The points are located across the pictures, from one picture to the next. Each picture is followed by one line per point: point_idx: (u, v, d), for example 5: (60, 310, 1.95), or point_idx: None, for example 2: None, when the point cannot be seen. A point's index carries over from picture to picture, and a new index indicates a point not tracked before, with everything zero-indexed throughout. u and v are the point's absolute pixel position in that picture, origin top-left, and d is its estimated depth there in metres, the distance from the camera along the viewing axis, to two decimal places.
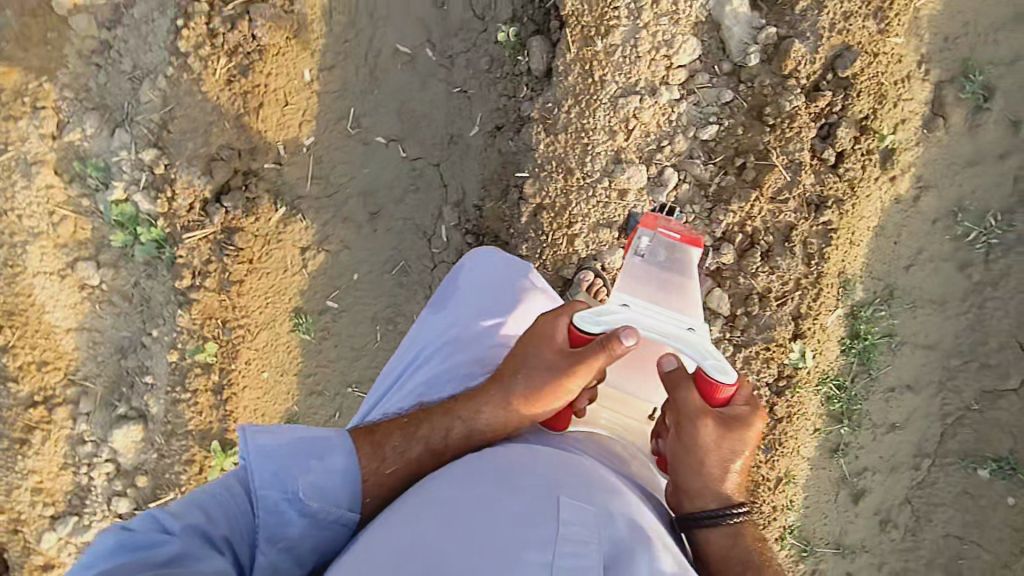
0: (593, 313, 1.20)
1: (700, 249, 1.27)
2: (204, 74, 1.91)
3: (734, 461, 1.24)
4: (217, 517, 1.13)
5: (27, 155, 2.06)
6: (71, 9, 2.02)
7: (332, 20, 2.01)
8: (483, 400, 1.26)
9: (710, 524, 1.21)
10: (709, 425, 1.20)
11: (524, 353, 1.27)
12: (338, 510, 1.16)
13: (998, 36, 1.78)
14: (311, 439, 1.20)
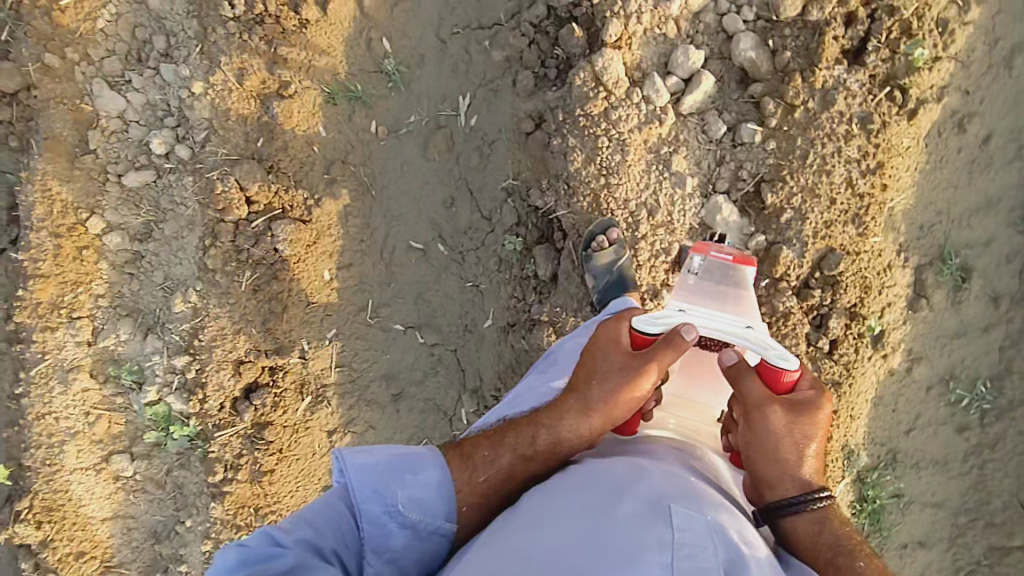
0: (652, 317, 1.39)
1: (753, 266, 1.46)
2: (229, 286, 2.04)
3: (808, 444, 1.35)
4: (325, 531, 1.31)
5: (64, 362, 2.17)
6: (105, 227, 2.14)
7: (349, 223, 2.13)
8: (563, 410, 1.46)
9: (790, 512, 1.33)
10: (777, 411, 1.32)
11: (597, 359, 1.46)
12: (436, 521, 1.37)
13: (971, 221, 1.93)
14: (404, 458, 1.40)
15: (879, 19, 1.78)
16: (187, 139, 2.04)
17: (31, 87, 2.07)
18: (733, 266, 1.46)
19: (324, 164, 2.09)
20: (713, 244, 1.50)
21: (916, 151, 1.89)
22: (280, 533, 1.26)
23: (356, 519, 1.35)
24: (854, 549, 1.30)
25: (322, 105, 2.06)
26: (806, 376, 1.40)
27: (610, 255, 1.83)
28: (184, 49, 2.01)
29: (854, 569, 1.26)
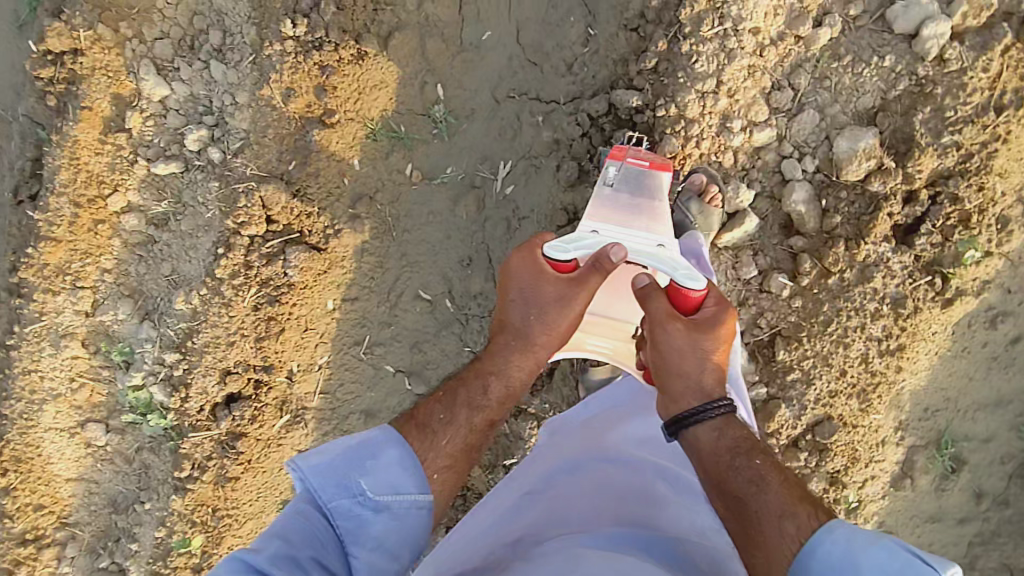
0: (566, 243, 1.52)
1: (666, 170, 1.66)
2: (233, 300, 2.03)
3: (710, 356, 1.49)
4: (296, 540, 1.22)
5: (58, 327, 2.19)
6: (123, 207, 2.12)
7: (362, 259, 2.10)
8: (507, 352, 1.56)
9: (693, 420, 1.46)
10: (676, 326, 1.47)
11: (528, 297, 1.54)
12: (409, 496, 1.35)
13: (976, 415, 1.93)
14: (358, 444, 1.35)
15: (940, 203, 1.71)
16: (222, 143, 2.00)
17: (77, 52, 2.01)
18: (649, 171, 1.66)
19: (351, 198, 2.05)
20: (629, 151, 1.71)
21: (941, 336, 1.85)
22: (252, 555, 1.16)
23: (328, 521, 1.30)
24: (754, 449, 1.44)
25: (361, 138, 2.00)
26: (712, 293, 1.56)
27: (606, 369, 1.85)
28: (238, 52, 1.95)
29: (751, 469, 1.39)
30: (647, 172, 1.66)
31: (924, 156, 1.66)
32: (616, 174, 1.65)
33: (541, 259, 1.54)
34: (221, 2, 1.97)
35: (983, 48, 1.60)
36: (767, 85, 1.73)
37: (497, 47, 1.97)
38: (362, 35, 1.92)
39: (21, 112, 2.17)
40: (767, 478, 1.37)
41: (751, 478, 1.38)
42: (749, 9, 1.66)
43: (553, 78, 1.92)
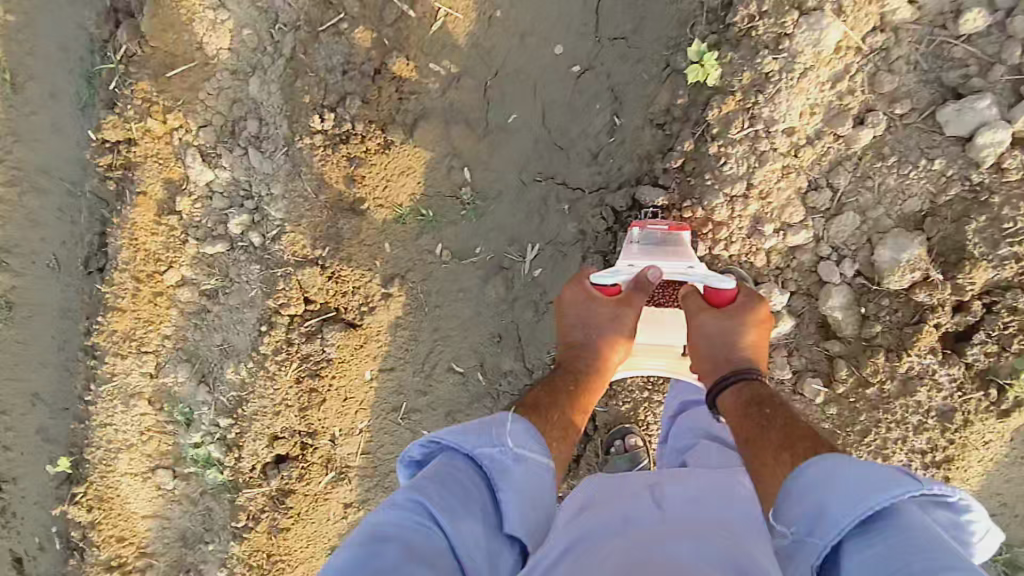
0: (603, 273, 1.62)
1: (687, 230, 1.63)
2: (275, 373, 2.14)
3: (743, 335, 1.52)
4: (449, 484, 1.11)
5: (128, 387, 2.38)
6: (179, 280, 2.27)
7: (396, 333, 2.13)
8: (586, 354, 1.57)
9: (719, 388, 1.49)
10: (705, 316, 1.54)
11: (585, 312, 1.59)
12: (539, 457, 1.25)
13: None
14: (485, 418, 1.27)
15: (996, 312, 1.55)
16: (260, 228, 2.13)
17: (132, 141, 2.18)
18: (671, 233, 1.63)
19: (382, 281, 2.08)
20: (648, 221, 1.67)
21: (997, 445, 1.68)
22: (422, 497, 1.07)
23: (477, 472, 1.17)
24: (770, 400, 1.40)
25: (389, 223, 2.05)
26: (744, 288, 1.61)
27: (626, 460, 1.91)
28: (272, 143, 2.07)
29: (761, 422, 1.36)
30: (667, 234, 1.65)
31: (977, 269, 1.51)
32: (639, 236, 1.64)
33: (589, 286, 1.62)
34: (257, 95, 2.08)
35: None
36: (803, 185, 1.63)
37: (522, 129, 1.96)
38: (388, 124, 1.96)
39: (90, 190, 2.36)
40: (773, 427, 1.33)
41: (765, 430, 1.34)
42: (782, 111, 1.57)
43: (580, 164, 1.91)
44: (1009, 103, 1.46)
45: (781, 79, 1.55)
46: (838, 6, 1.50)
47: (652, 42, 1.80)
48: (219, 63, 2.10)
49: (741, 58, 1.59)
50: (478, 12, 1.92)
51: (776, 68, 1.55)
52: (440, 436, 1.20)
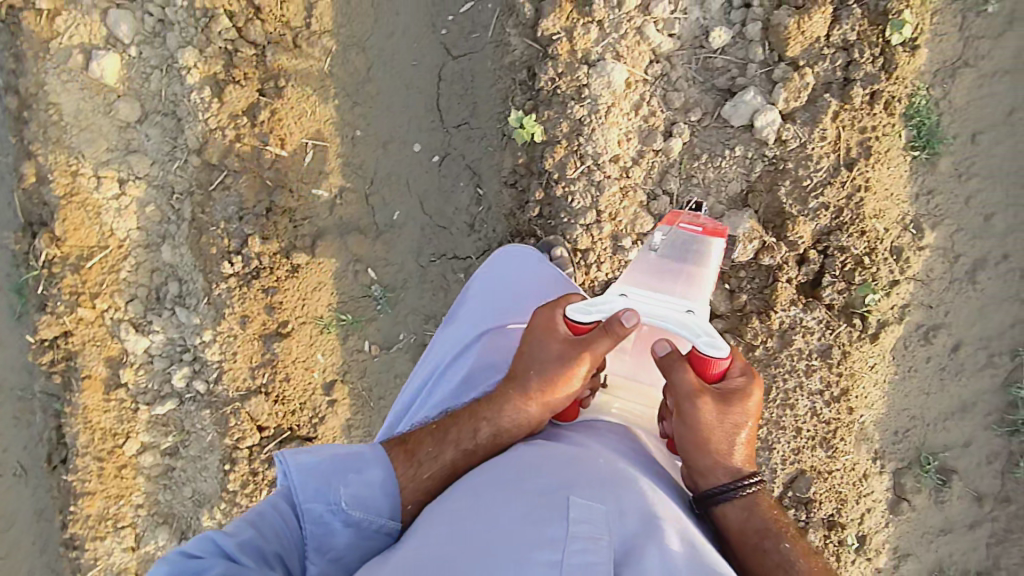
0: (587, 304, 1.27)
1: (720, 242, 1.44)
2: (248, 506, 2.25)
3: (739, 429, 1.27)
4: (269, 531, 1.22)
5: (113, 566, 2.44)
6: (139, 447, 2.40)
7: (351, 433, 2.28)
8: (503, 399, 1.33)
9: (719, 499, 1.27)
10: (708, 405, 1.23)
11: (530, 349, 1.33)
12: (379, 519, 1.26)
13: (947, 424, 1.92)
14: (346, 457, 1.30)
15: (832, 254, 1.80)
16: (202, 375, 2.30)
17: (67, 333, 2.36)
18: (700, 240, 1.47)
19: (324, 388, 2.28)
20: (682, 220, 1.50)
21: (883, 366, 1.90)
22: (228, 537, 1.18)
23: (300, 521, 1.26)
24: (782, 531, 1.26)
25: (317, 335, 2.25)
26: (738, 364, 1.31)
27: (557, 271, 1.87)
28: (193, 298, 2.27)
29: (781, 553, 1.22)
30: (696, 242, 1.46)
31: (798, 225, 1.78)
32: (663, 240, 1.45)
33: (559, 317, 1.31)
34: (171, 259, 2.32)
35: (813, 121, 1.73)
36: (643, 198, 1.88)
37: (406, 223, 2.22)
38: (290, 251, 2.19)
39: (38, 390, 2.49)
40: (795, 558, 1.22)
41: (779, 563, 1.22)
42: (602, 144, 1.85)
43: (463, 238, 2.17)
44: (770, 89, 1.77)
45: (592, 120, 1.84)
46: (615, 53, 1.82)
47: (489, 120, 2.08)
48: (131, 241, 2.34)
49: (555, 113, 1.89)
50: (341, 135, 2.18)
51: (584, 113, 1.85)
52: (292, 465, 1.26)
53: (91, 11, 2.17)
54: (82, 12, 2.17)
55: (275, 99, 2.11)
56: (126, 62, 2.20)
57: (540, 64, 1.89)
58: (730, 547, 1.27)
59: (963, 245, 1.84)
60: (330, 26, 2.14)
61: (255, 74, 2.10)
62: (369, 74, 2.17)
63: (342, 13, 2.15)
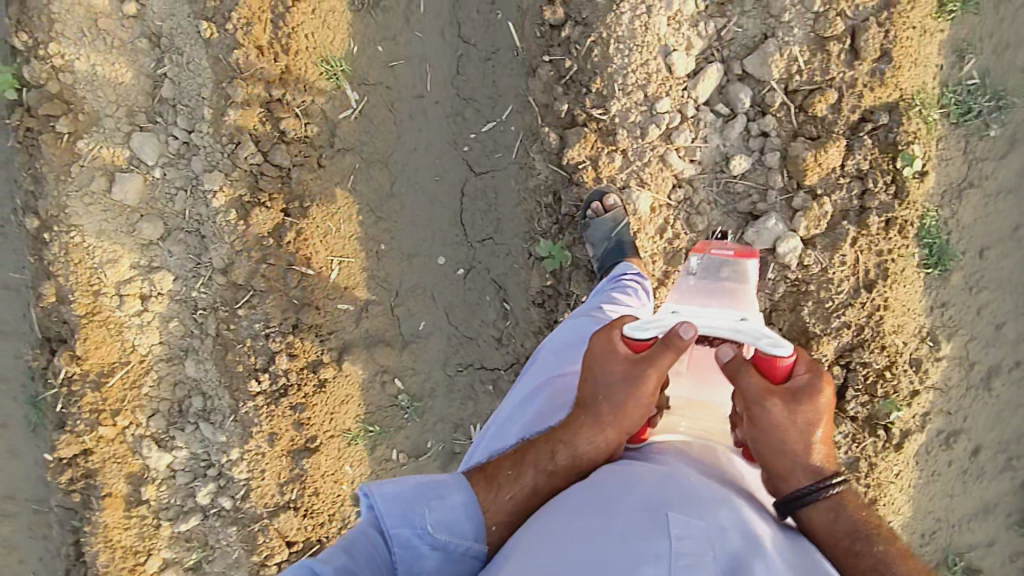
0: (643, 322, 1.26)
1: (754, 260, 1.44)
2: None
3: (816, 432, 1.23)
4: (362, 558, 1.24)
5: None
6: (161, 564, 2.38)
7: None
8: (577, 424, 1.30)
9: (806, 503, 1.23)
10: (778, 405, 1.20)
11: (593, 374, 1.29)
12: (465, 543, 1.27)
13: (970, 525, 1.98)
14: (427, 483, 1.30)
15: (855, 369, 1.87)
16: (228, 491, 2.32)
17: (87, 451, 2.34)
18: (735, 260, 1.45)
19: (352, 499, 2.27)
20: (714, 241, 1.49)
21: (907, 472, 1.95)
22: (324, 565, 1.21)
23: (388, 547, 1.27)
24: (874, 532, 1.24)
25: (346, 448, 2.25)
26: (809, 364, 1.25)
27: (608, 221, 1.83)
28: (218, 413, 2.29)
29: (876, 555, 1.20)
30: (734, 262, 1.45)
31: (823, 344, 1.85)
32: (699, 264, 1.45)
33: (618, 336, 1.29)
34: (195, 374, 2.32)
35: (833, 247, 1.81)
36: None
37: (432, 332, 2.25)
38: (318, 365, 2.20)
39: (55, 503, 2.42)
40: (890, 560, 1.20)
41: (875, 564, 1.20)
42: None
43: (487, 345, 2.22)
44: (790, 214, 1.84)
45: None
46: (640, 179, 1.88)
47: (513, 237, 2.12)
48: (152, 356, 2.34)
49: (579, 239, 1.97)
50: (365, 248, 2.20)
51: None
52: (378, 491, 1.29)
53: (114, 134, 2.17)
54: (104, 134, 2.17)
55: (300, 219, 2.12)
56: (151, 184, 2.22)
57: (564, 193, 1.96)
58: (821, 550, 1.24)
59: (977, 353, 1.92)
60: (354, 143, 2.16)
61: (281, 195, 2.12)
62: (393, 190, 2.20)
63: (363, 132, 2.16)
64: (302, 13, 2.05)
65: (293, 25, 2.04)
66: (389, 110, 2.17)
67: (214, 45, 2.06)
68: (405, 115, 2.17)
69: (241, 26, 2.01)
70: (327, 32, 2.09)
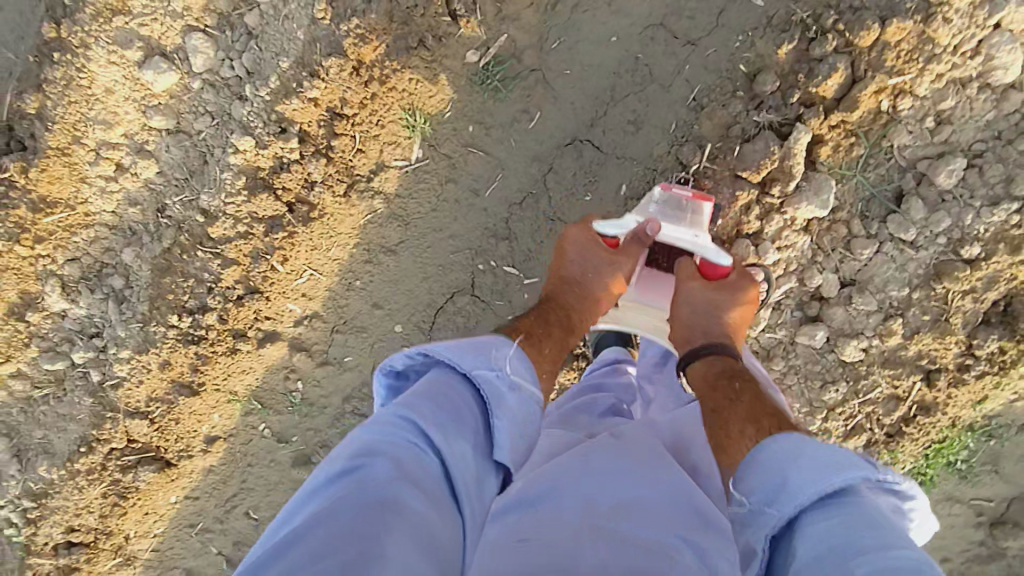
0: (608, 222, 1.72)
1: (708, 202, 1.68)
2: (86, 487, 2.37)
3: (728, 310, 1.57)
4: (442, 404, 1.10)
5: None
6: (11, 372, 2.36)
7: (207, 476, 2.47)
8: (573, 296, 1.62)
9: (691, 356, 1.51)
10: (695, 282, 1.61)
11: (577, 255, 1.67)
12: (532, 387, 1.22)
13: None
14: (477, 341, 1.23)
15: None
16: (102, 367, 2.33)
17: None
18: (692, 201, 1.68)
19: (205, 438, 2.41)
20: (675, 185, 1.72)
21: None
22: (415, 416, 1.05)
23: (465, 390, 1.14)
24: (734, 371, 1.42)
25: (222, 402, 2.35)
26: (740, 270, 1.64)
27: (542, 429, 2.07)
28: (129, 308, 2.26)
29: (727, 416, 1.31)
30: (690, 201, 1.68)
31: None
32: (659, 197, 1.70)
33: (592, 231, 1.71)
34: (130, 263, 2.25)
35: None
36: None
37: (355, 369, 2.29)
38: (239, 335, 2.23)
39: None
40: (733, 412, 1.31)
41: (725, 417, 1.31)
42: None
43: None
44: None
45: None
46: None
47: None
48: (98, 218, 2.23)
49: None
50: (340, 276, 2.19)
51: None
52: (432, 351, 1.17)
53: (178, 18, 2.01)
54: (166, 9, 2.01)
55: (297, 223, 2.08)
56: (184, 86, 2.07)
57: None
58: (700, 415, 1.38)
59: None
60: (388, 192, 2.07)
61: (297, 191, 2.05)
62: (396, 248, 2.13)
63: (406, 187, 2.07)
64: (418, 60, 1.91)
65: (402, 64, 1.90)
66: (438, 184, 2.06)
67: (321, 29, 1.90)
68: (450, 198, 2.07)
69: (354, 37, 1.87)
70: (430, 87, 1.94)
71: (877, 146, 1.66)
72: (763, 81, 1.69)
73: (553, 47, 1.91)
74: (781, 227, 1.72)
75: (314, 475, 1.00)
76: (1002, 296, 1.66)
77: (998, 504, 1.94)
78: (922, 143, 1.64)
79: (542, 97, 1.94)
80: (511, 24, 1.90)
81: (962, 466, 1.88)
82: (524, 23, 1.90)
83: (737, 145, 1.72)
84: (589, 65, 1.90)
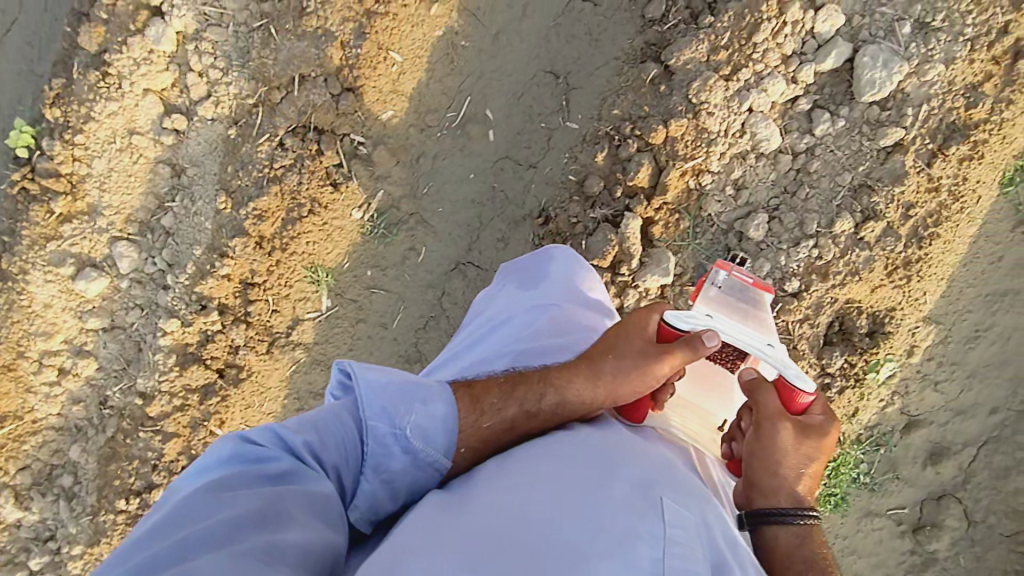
0: (681, 315, 1.39)
1: (770, 293, 1.53)
2: None
3: (811, 466, 1.31)
4: (333, 443, 1.18)
5: None
6: None
7: None
8: (574, 372, 1.35)
9: (778, 520, 1.25)
10: (787, 428, 1.29)
11: (615, 340, 1.39)
12: (435, 454, 1.23)
13: None
14: (413, 384, 1.27)
15: None
16: (58, 570, 2.37)
17: None
18: (753, 289, 1.54)
19: None
20: (737, 267, 1.59)
21: None
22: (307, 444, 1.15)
23: (362, 439, 1.21)
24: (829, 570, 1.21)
25: None
26: (822, 404, 1.37)
27: None
28: (80, 503, 2.36)
29: None
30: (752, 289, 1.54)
31: None
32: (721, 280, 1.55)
33: (653, 321, 1.40)
34: (77, 459, 2.39)
35: None
36: None
37: None
38: None
39: None
40: None
41: None
42: None
43: None
44: None
45: None
46: None
47: None
48: (45, 423, 2.39)
49: None
50: None
51: None
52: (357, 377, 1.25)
53: (102, 232, 2.33)
54: (92, 227, 2.33)
55: (229, 385, 2.27)
56: (113, 288, 2.35)
57: None
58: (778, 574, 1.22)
59: None
60: (307, 341, 2.29)
61: (224, 358, 2.27)
62: (324, 390, 2.30)
63: (322, 334, 2.29)
64: (311, 225, 2.20)
65: (297, 232, 2.20)
66: (351, 325, 2.30)
67: (224, 216, 2.24)
68: (363, 335, 2.30)
69: (252, 217, 2.18)
70: (325, 245, 2.24)
71: (698, 217, 1.98)
72: (590, 185, 2.04)
73: (424, 192, 2.26)
74: (638, 299, 2.00)
75: (203, 455, 1.14)
76: (834, 318, 1.93)
77: (913, 510, 2.05)
78: (730, 208, 1.96)
79: (424, 235, 2.26)
80: (385, 181, 2.24)
81: (865, 478, 2.02)
82: (395, 178, 2.25)
83: (584, 240, 2.04)
84: (456, 201, 2.25)
